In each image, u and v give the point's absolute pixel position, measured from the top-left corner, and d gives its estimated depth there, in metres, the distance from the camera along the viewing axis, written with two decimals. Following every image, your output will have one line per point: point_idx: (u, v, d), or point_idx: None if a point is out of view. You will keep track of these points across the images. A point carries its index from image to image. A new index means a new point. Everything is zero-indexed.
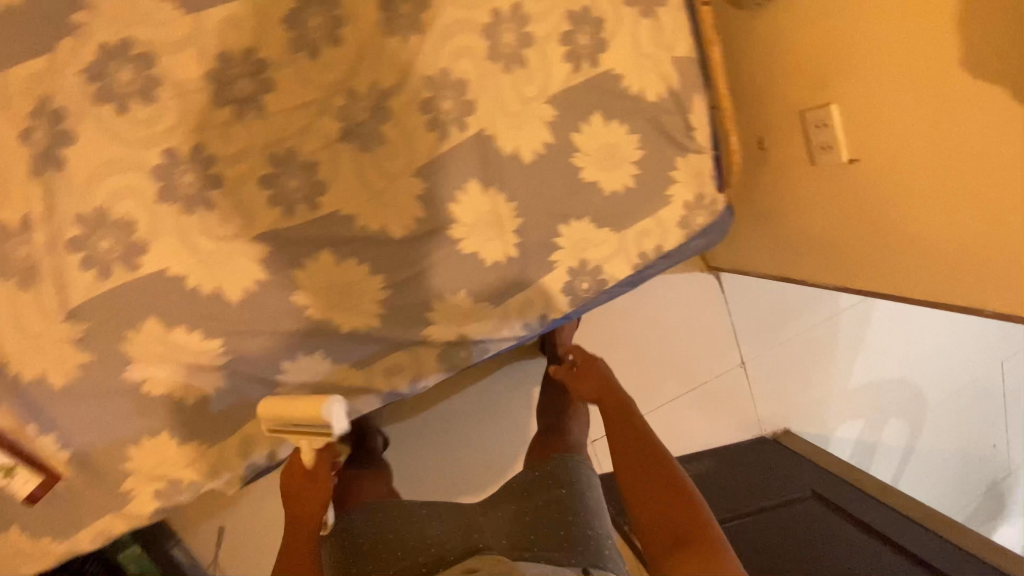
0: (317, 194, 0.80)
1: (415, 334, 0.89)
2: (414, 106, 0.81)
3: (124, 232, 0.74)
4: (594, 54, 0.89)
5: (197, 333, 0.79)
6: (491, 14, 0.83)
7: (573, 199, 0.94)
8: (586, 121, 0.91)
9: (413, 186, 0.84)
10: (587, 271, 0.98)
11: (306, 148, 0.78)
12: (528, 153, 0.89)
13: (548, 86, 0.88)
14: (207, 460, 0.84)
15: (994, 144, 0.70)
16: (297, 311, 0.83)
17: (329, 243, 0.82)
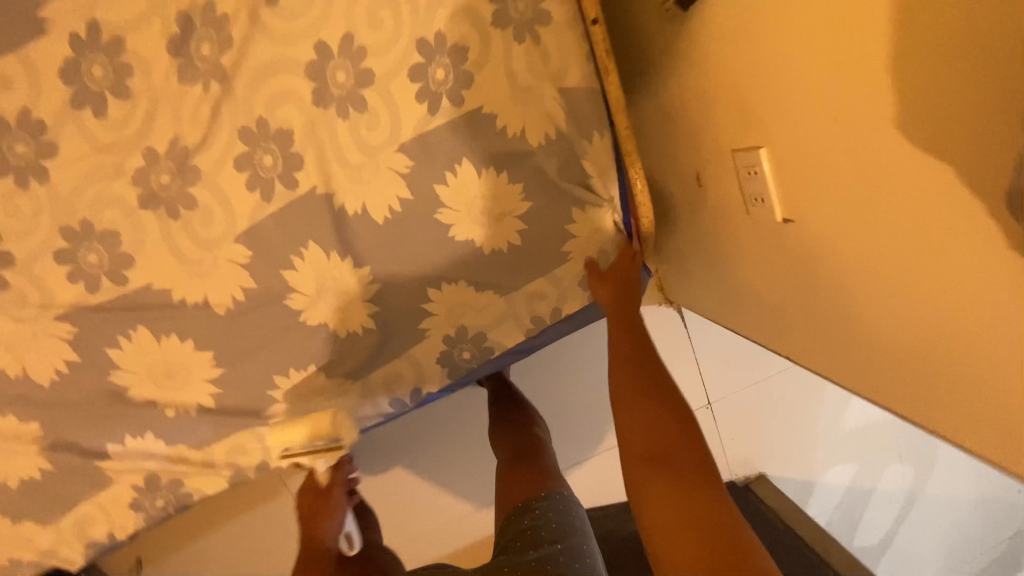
0: (122, 268, 0.71)
1: (259, 411, 0.80)
2: (222, 163, 0.70)
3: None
4: (457, 88, 0.70)
5: (13, 418, 0.75)
6: (315, 48, 0.68)
7: (444, 262, 0.77)
8: (454, 170, 0.72)
9: (236, 253, 0.72)
10: (468, 339, 0.83)
11: (102, 219, 0.70)
12: (381, 213, 0.73)
13: (397, 130, 0.71)
14: (39, 543, 0.80)
15: (942, 236, 0.49)
16: (116, 391, 0.76)
17: (143, 320, 0.73)
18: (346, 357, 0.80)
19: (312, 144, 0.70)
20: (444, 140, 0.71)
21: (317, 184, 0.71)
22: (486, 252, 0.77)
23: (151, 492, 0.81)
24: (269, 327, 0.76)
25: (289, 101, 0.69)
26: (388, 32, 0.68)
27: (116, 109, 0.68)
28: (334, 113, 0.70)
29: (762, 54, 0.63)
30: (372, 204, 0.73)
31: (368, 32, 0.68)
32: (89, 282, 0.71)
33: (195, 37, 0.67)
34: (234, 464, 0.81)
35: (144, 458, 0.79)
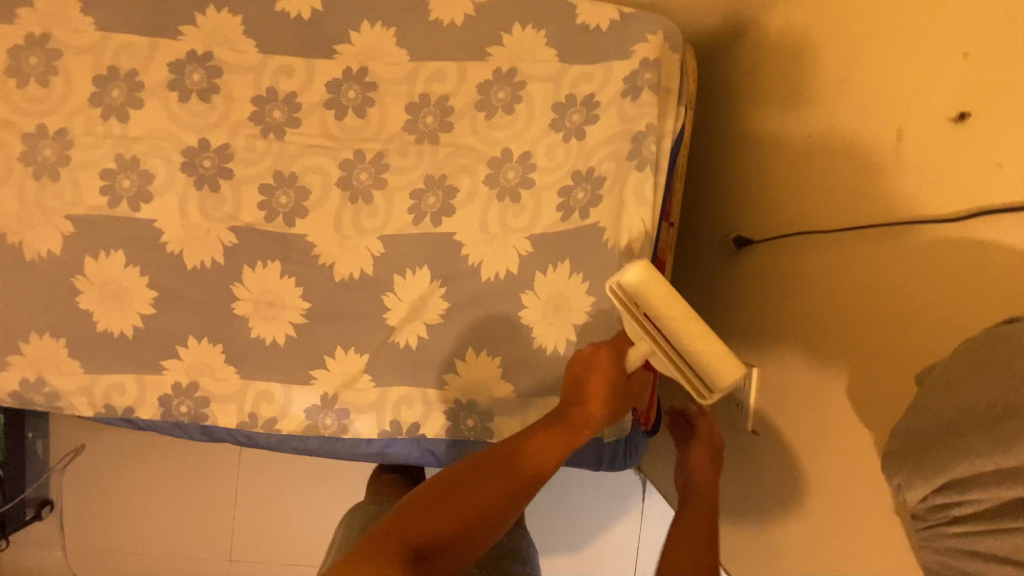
0: (296, 216, 0.92)
1: (302, 372, 0.91)
2: (402, 188, 0.92)
3: (145, 180, 0.94)
4: (587, 208, 0.90)
5: (146, 278, 0.94)
6: (502, 151, 0.93)
7: (506, 336, 0.89)
8: (553, 267, 0.90)
9: (373, 246, 0.91)
10: (477, 410, 0.89)
11: (304, 178, 0.93)
12: (490, 272, 0.90)
13: (533, 223, 0.91)
14: (85, 378, 0.95)
15: (851, 460, 0.80)
16: (229, 297, 0.93)
17: (281, 257, 0.92)
18: (395, 369, 0.90)
19: (467, 205, 0.92)
20: (561, 242, 0.90)
21: (454, 230, 0.92)
22: (539, 344, 0.89)
23: (186, 394, 0.93)
24: (360, 311, 0.91)
25: (467, 172, 0.93)
26: (558, 161, 0.92)
27: (352, 119, 0.94)
28: (494, 195, 0.92)
29: (835, 264, 0.84)
30: (488, 262, 0.91)
31: (544, 157, 0.92)
32: (269, 214, 0.93)
33: (425, 109, 0.93)
34: (255, 409, 0.92)
35: (209, 356, 0.93)
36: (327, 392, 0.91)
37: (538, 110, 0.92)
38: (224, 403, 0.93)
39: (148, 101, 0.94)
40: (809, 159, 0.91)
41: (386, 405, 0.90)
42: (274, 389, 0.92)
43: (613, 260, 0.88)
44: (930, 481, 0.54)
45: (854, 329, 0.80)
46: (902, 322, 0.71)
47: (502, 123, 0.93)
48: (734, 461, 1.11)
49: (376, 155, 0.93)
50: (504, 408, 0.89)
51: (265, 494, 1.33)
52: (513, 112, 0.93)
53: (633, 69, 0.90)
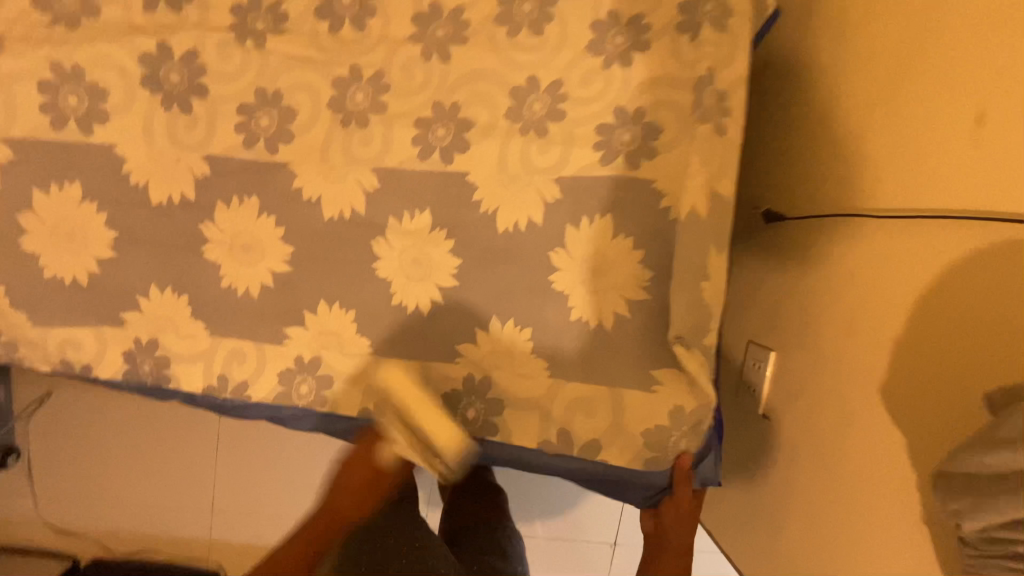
0: (280, 140, 0.78)
1: (278, 329, 0.76)
2: (404, 115, 0.77)
3: (98, 96, 0.80)
4: (639, 155, 0.74)
5: (102, 215, 0.80)
6: (527, 79, 0.77)
7: (524, 297, 0.72)
8: (591, 220, 0.73)
9: (366, 180, 0.76)
10: (482, 393, 0.73)
11: (291, 97, 0.79)
12: (505, 223, 0.74)
13: (564, 162, 0.75)
14: (29, 331, 0.81)
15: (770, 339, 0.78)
16: (197, 240, 0.79)
17: (260, 193, 0.78)
18: (379, 326, 0.74)
19: (482, 137, 0.76)
20: (598, 190, 0.74)
21: (465, 168, 0.76)
22: (573, 316, 0.72)
23: (145, 350, 0.79)
24: (350, 258, 0.76)
25: (482, 100, 0.77)
26: (598, 94, 0.76)
27: (348, 33, 0.79)
28: (517, 129, 0.76)
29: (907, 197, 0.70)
30: (506, 208, 0.74)
31: (579, 89, 0.77)
32: (247, 138, 0.79)
33: (435, 22, 0.78)
34: (224, 371, 0.78)
35: (174, 310, 0.79)
36: (304, 354, 0.76)
37: (572, 30, 0.78)
38: (189, 363, 0.78)
39: (108, 8, 0.80)
40: (903, 87, 0.71)
41: (376, 370, 0.74)
42: (249, 347, 0.77)
43: (662, 221, 0.72)
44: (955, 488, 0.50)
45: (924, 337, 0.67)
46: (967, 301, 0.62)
47: (530, 44, 0.78)
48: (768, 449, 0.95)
49: (374, 76, 0.78)
50: (516, 388, 0.72)
51: (248, 472, 1.19)
52: (540, 31, 0.78)
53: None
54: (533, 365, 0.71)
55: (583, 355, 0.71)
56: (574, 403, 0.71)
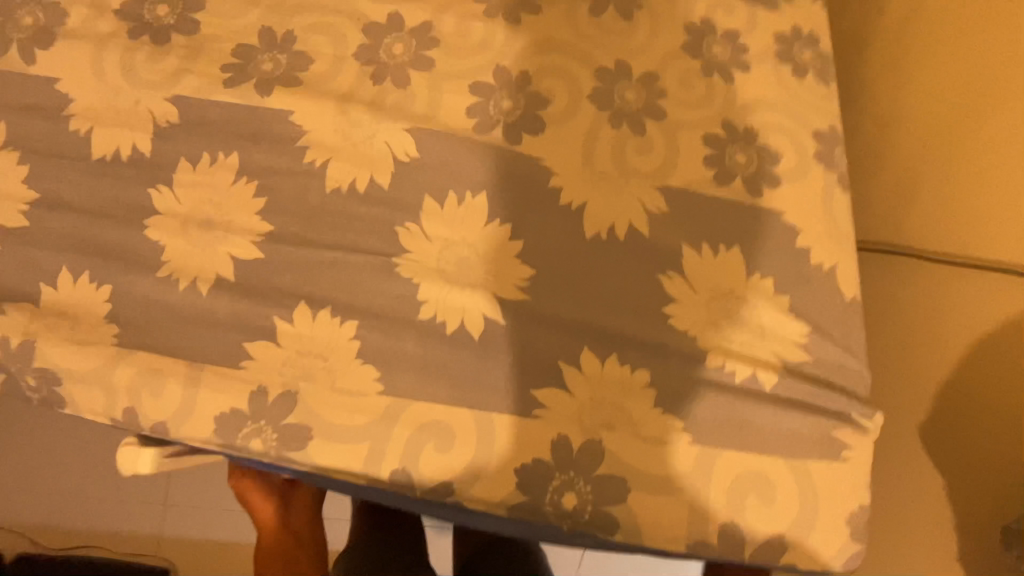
0: (281, 84, 0.57)
1: (228, 343, 0.50)
2: (457, 77, 0.59)
3: (56, 19, 0.59)
4: (757, 179, 0.56)
5: (25, 170, 0.56)
6: (615, 64, 0.62)
7: (637, 331, 0.49)
8: (717, 248, 0.52)
9: (399, 144, 0.55)
10: (592, 475, 0.45)
11: (305, 40, 0.60)
12: (596, 227, 0.52)
13: (673, 166, 0.56)
14: None
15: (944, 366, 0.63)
16: (140, 209, 0.54)
17: (243, 147, 0.55)
18: (400, 353, 0.48)
19: (561, 118, 0.57)
20: (725, 210, 0.54)
21: (539, 151, 0.55)
22: (707, 365, 0.48)
23: (29, 362, 0.51)
24: (361, 246, 0.52)
25: (558, 77, 0.60)
26: (708, 93, 0.61)
27: None
28: (606, 117, 0.58)
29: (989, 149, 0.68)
30: (597, 209, 0.53)
31: (677, 90, 0.61)
32: (236, 79, 0.58)
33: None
34: (132, 395, 0.50)
35: (82, 308, 0.52)
36: (267, 388, 0.48)
37: (667, 18, 0.64)
38: (89, 393, 0.51)
39: None
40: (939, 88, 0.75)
41: (379, 417, 0.47)
42: (182, 379, 0.49)
43: (807, 265, 0.53)
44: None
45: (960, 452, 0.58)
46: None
47: (619, 29, 0.63)
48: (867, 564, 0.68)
49: (418, 26, 0.61)
50: (632, 459, 0.46)
51: None
52: (630, 15, 0.64)
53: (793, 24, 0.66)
54: (661, 426, 0.47)
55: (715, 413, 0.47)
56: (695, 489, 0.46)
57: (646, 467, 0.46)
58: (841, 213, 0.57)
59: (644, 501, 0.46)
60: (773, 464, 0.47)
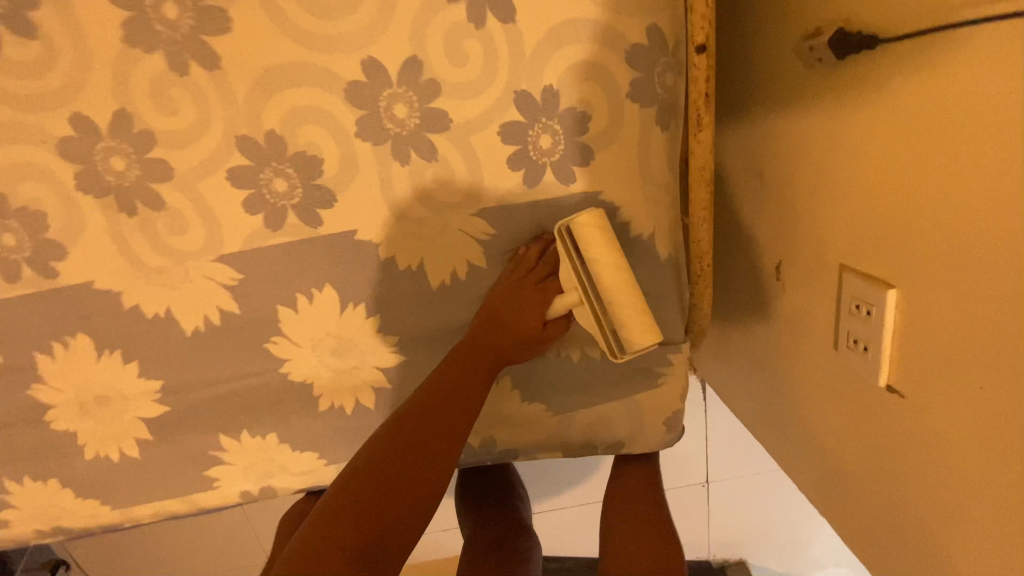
0: (50, 258, 0.54)
1: (199, 468, 0.64)
2: (206, 172, 0.52)
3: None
4: (567, 164, 0.55)
5: None
6: (365, 67, 0.49)
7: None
8: (540, 259, 0.58)
9: (222, 272, 0.56)
10: (490, 439, 0.68)
11: (18, 192, 0.51)
12: (438, 276, 0.60)
13: (480, 187, 0.55)
14: None
15: (885, 197, 0.50)
16: (30, 410, 0.60)
17: (85, 325, 0.58)
18: (329, 429, 0.64)
19: (347, 177, 0.53)
20: (540, 217, 0.57)
21: (343, 227, 0.56)
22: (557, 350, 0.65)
23: (61, 534, 0.66)
24: (251, 369, 0.61)
25: (311, 118, 0.50)
26: (491, 67, 0.50)
27: (25, 45, 0.47)
28: (389, 155, 0.53)
29: None
30: (430, 258, 0.58)
31: (454, 69, 0.50)
32: (6, 269, 0.54)
33: None
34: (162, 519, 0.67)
35: (54, 498, 0.64)
36: (249, 488, 0.66)
37: None
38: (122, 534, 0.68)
39: None
40: None
41: (334, 476, 0.66)
42: (185, 502, 0.65)
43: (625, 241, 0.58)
44: (990, 227, 0.41)
45: (955, 347, 0.47)
46: (973, 311, 0.44)
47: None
48: (762, 378, 0.80)
49: (114, 120, 0.49)
50: (520, 425, 0.67)
51: None
52: None
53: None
54: (533, 401, 0.67)
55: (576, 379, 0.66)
56: (561, 427, 0.68)
57: (526, 425, 0.67)
58: (658, 167, 0.55)
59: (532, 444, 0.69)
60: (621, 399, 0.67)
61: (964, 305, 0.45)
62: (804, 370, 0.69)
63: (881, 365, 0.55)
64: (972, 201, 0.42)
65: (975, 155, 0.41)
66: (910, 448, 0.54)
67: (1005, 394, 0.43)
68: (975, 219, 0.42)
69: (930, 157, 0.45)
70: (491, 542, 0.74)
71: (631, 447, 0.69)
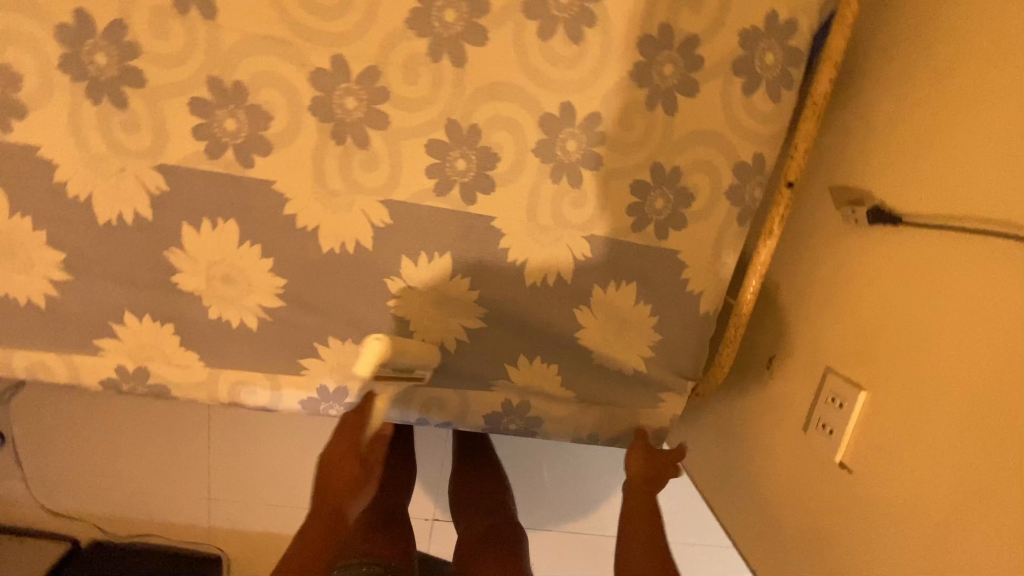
0: (255, 151, 0.63)
1: (289, 360, 0.74)
2: (413, 134, 0.65)
3: (10, 83, 0.60)
4: (667, 225, 0.72)
5: (41, 235, 0.66)
6: (561, 107, 0.66)
7: (556, 341, 0.78)
8: (618, 285, 0.75)
9: (377, 212, 0.68)
10: (522, 413, 0.82)
11: (258, 94, 0.61)
12: (534, 275, 0.73)
13: (600, 219, 0.71)
14: (21, 360, 0.74)
15: (874, 328, 0.70)
16: (163, 268, 0.67)
17: (239, 216, 0.65)
18: (403, 363, 0.76)
19: (511, 176, 0.68)
20: (630, 256, 0.74)
21: (489, 211, 0.70)
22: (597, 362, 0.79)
23: (139, 377, 0.75)
24: (362, 297, 0.72)
25: (506, 125, 0.66)
26: (644, 139, 0.68)
27: None
28: (548, 172, 0.68)
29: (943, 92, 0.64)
30: (537, 259, 0.72)
31: (620, 131, 0.67)
32: (211, 146, 0.63)
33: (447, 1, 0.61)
34: (233, 395, 0.76)
35: (158, 341, 0.73)
36: (327, 384, 0.76)
37: (621, 39, 0.64)
38: (193, 392, 0.76)
39: None
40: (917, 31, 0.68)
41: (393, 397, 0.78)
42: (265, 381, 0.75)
43: (683, 293, 0.76)
44: (945, 365, 0.61)
45: (902, 439, 0.65)
46: (920, 419, 0.63)
47: (574, 53, 0.63)
48: (727, 441, 0.98)
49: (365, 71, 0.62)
50: (548, 407, 0.82)
51: (239, 476, 1.24)
52: (583, 39, 0.63)
53: (754, 24, 0.64)
54: (564, 393, 0.81)
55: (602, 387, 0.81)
56: (578, 418, 0.83)
57: (553, 409, 0.82)
58: (728, 250, 0.74)
59: (551, 425, 0.83)
60: (631, 410, 0.83)
61: (915, 414, 0.64)
62: (769, 438, 0.87)
63: (840, 444, 0.73)
64: (937, 345, 0.62)
65: (947, 316, 0.61)
66: (845, 506, 0.72)
67: (931, 481, 0.61)
68: (936, 358, 0.62)
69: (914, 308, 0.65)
70: (483, 531, 0.83)
71: (624, 443, 0.86)
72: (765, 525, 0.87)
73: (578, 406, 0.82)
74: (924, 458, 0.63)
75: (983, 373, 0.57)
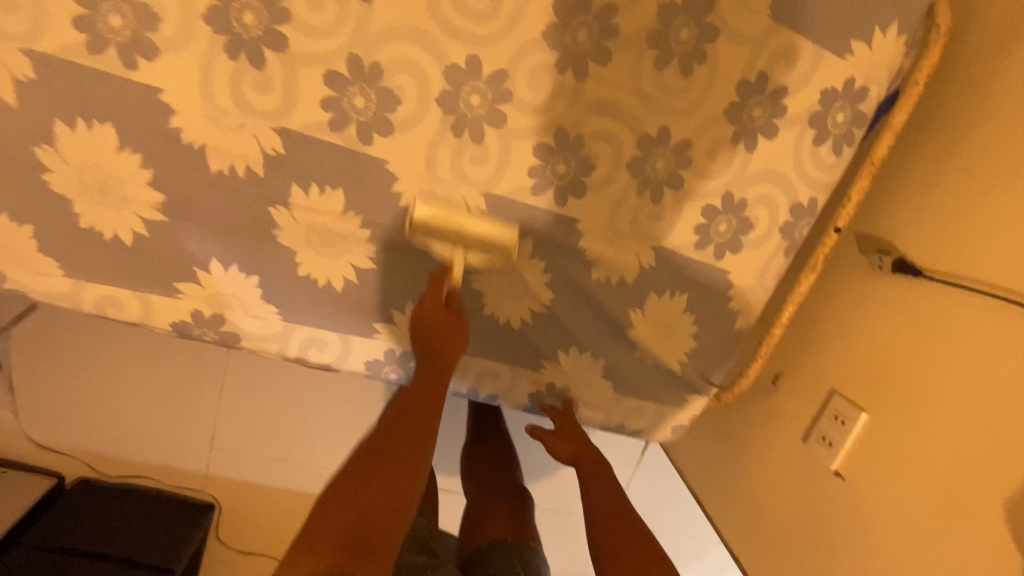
0: (377, 128, 0.67)
1: (365, 324, 0.79)
2: (524, 134, 0.70)
3: (147, 22, 0.60)
4: (725, 247, 0.81)
5: (146, 173, 0.67)
6: (657, 130, 0.73)
7: (606, 335, 0.86)
8: (671, 294, 0.83)
9: (476, 200, 0.73)
10: (562, 395, 0.90)
11: (393, 75, 0.65)
12: (602, 275, 0.80)
13: (669, 233, 0.79)
14: (89, 293, 0.73)
15: (882, 359, 0.81)
16: (266, 221, 0.70)
17: (349, 183, 0.69)
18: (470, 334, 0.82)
19: (601, 185, 0.74)
20: (688, 270, 0.82)
21: (575, 213, 0.76)
22: (638, 359, 0.87)
23: (211, 325, 0.76)
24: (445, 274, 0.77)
25: (607, 139, 0.72)
26: (722, 170, 0.76)
27: None
28: (634, 186, 0.75)
29: (969, 169, 0.75)
30: (607, 262, 0.79)
31: (703, 158, 0.75)
32: (338, 118, 0.66)
33: (580, 20, 0.66)
34: (303, 352, 0.80)
35: (238, 292, 0.75)
36: (394, 348, 0.81)
37: (720, 80, 0.71)
38: (263, 345, 0.79)
39: None
40: (953, 113, 0.79)
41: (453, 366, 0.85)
42: (336, 339, 0.79)
43: (724, 308, 0.85)
44: (942, 397, 0.72)
45: (895, 456, 0.76)
46: (912, 440, 0.75)
47: (679, 87, 0.71)
48: (725, 441, 1.09)
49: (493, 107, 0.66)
50: (584, 394, 0.90)
51: (246, 426, 1.27)
52: (688, 74, 0.70)
53: (834, 87, 0.73)
54: (603, 383, 0.89)
55: (637, 381, 0.89)
56: (610, 406, 0.91)
57: (590, 396, 0.90)
58: (770, 277, 0.84)
59: (585, 411, 0.92)
60: (658, 405, 0.92)
61: (909, 436, 0.75)
62: (765, 442, 0.99)
63: (837, 455, 0.84)
64: (936, 381, 0.73)
65: (949, 359, 0.72)
66: (832, 507, 0.84)
67: (915, 491, 0.73)
68: (932, 390, 0.73)
69: (920, 347, 0.76)
70: (498, 487, 0.97)
71: (646, 435, 0.95)
72: (751, 516, 0.99)
73: (614, 397, 0.90)
74: (911, 472, 0.74)
75: (973, 408, 0.68)
